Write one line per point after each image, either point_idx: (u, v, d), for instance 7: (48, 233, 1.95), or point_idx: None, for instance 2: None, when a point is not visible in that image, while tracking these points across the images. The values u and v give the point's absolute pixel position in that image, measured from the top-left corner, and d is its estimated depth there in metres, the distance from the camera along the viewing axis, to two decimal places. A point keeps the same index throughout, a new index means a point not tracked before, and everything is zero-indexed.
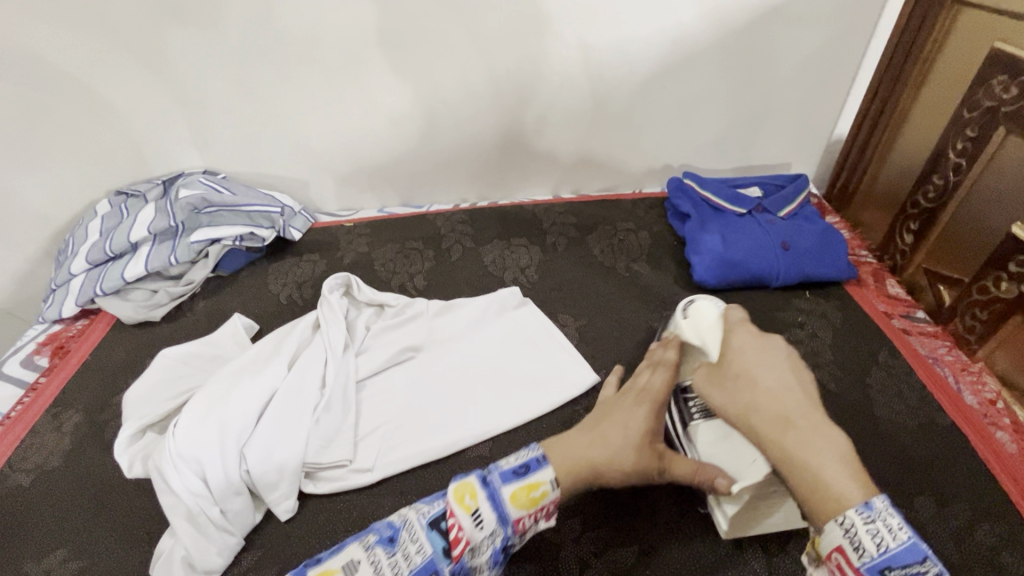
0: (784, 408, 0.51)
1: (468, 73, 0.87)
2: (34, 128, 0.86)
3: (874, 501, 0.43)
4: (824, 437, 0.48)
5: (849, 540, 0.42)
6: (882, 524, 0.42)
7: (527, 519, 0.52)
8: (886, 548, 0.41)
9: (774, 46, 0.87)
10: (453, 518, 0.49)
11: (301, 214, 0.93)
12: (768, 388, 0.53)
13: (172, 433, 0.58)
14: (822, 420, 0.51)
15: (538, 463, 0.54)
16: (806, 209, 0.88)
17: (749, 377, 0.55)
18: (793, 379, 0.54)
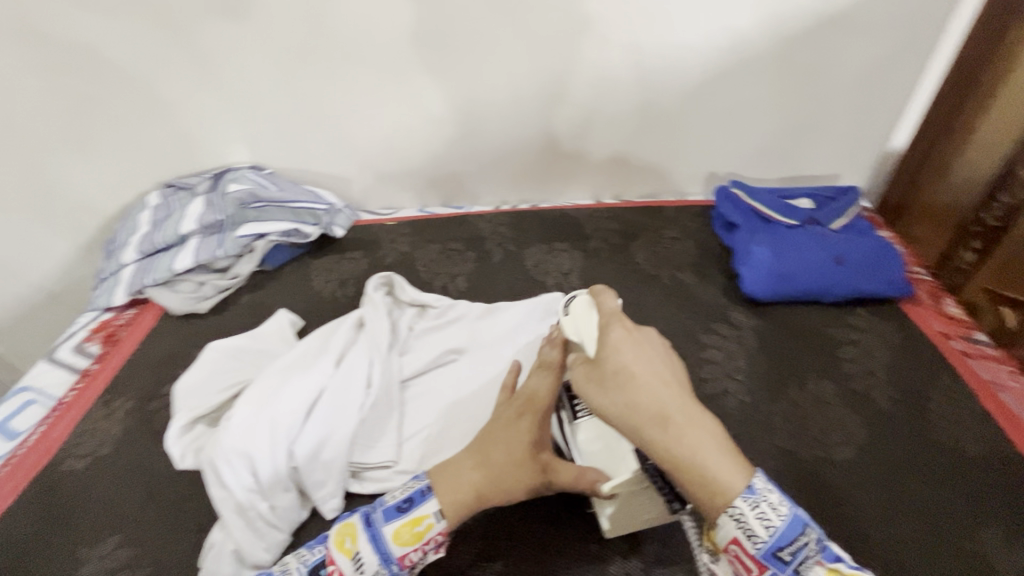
0: (665, 402, 0.42)
1: (516, 75, 0.87)
2: (91, 119, 0.89)
3: (754, 481, 0.41)
4: (701, 424, 0.42)
5: (742, 530, 0.40)
6: (765, 502, 0.41)
7: (413, 554, 0.49)
8: (774, 528, 0.40)
9: (831, 54, 0.85)
10: (332, 565, 0.48)
11: (345, 212, 0.94)
12: (649, 384, 0.43)
13: (224, 429, 0.58)
14: (693, 404, 0.44)
15: (422, 495, 0.51)
16: (858, 223, 0.86)
17: (626, 372, 0.44)
18: (662, 357, 0.45)
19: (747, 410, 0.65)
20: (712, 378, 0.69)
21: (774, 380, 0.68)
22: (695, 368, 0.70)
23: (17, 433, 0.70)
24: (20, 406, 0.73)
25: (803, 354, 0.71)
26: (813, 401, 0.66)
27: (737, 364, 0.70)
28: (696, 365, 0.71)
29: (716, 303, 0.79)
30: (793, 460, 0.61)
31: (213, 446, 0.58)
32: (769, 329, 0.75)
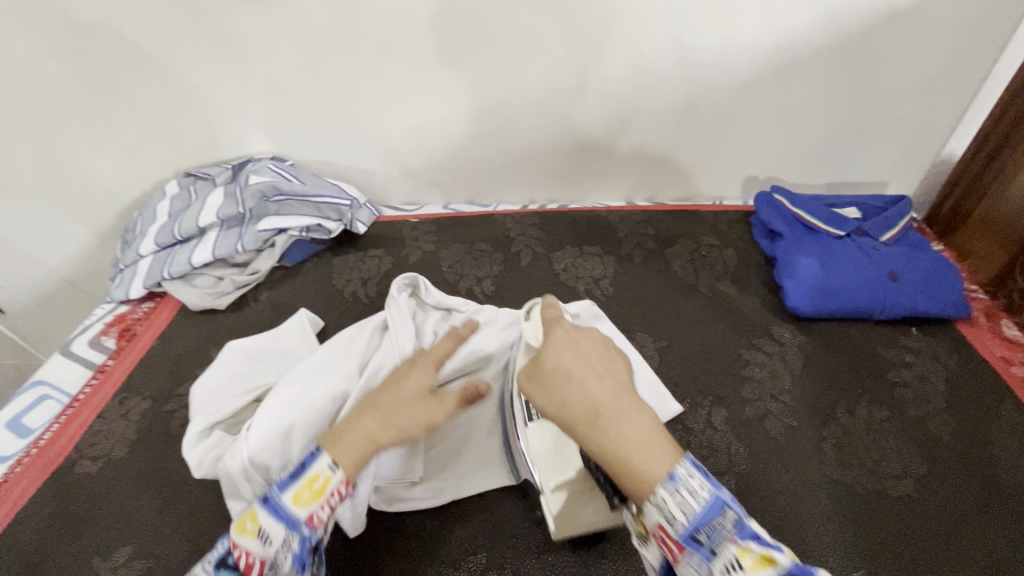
0: (597, 397, 0.40)
1: (553, 70, 0.82)
2: (109, 104, 0.86)
3: (677, 468, 0.38)
4: (634, 415, 0.40)
5: (660, 515, 0.37)
6: (687, 485, 0.37)
7: (322, 511, 0.45)
8: (693, 511, 0.36)
9: (890, 54, 0.80)
10: (236, 550, 0.42)
11: (367, 207, 0.90)
12: (580, 378, 0.41)
13: (244, 438, 0.55)
14: (631, 396, 0.41)
15: (313, 455, 0.47)
16: (911, 235, 0.81)
17: (559, 372, 0.42)
18: (600, 354, 0.43)
19: (794, 434, 0.62)
20: (757, 399, 0.65)
21: (823, 403, 0.64)
22: (738, 387, 0.66)
23: (30, 430, 0.68)
24: (34, 401, 0.71)
25: (852, 375, 0.67)
26: (866, 428, 0.62)
27: (783, 384, 0.66)
28: (738, 383, 0.67)
29: (758, 316, 0.75)
30: (846, 492, 0.57)
31: (233, 455, 0.55)
32: (816, 347, 0.71)
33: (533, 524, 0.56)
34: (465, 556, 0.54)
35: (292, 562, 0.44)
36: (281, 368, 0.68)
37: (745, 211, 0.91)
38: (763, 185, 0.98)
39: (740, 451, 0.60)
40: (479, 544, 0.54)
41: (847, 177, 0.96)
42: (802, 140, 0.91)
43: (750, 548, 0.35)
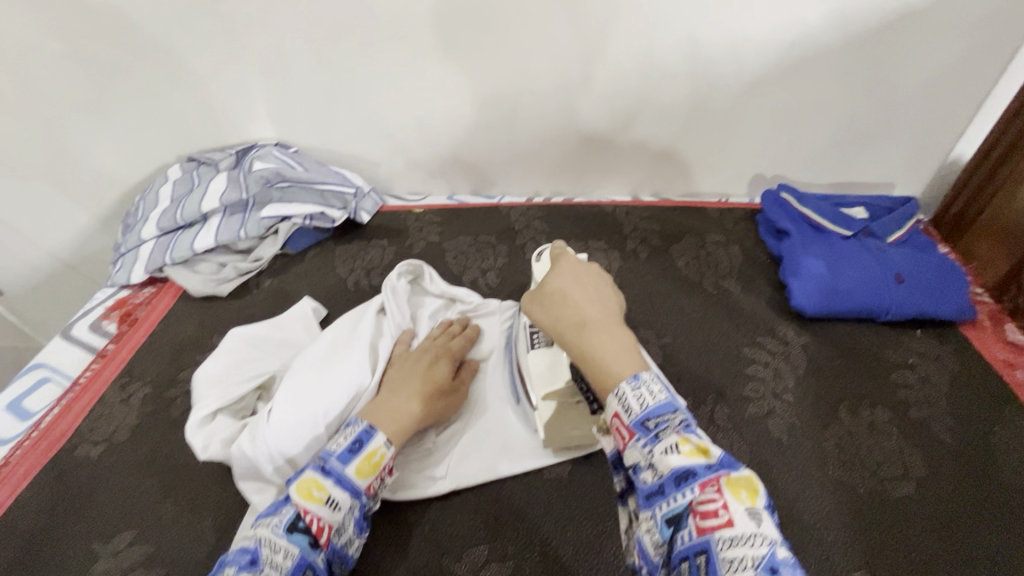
0: (585, 313, 0.48)
1: (561, 62, 0.81)
2: (112, 87, 0.85)
3: (640, 372, 0.43)
4: (614, 332, 0.47)
5: (620, 403, 0.42)
6: (647, 386, 0.42)
7: (376, 483, 0.52)
8: (648, 405, 0.41)
9: (903, 54, 0.79)
10: (309, 514, 0.48)
11: (370, 196, 0.90)
12: (576, 299, 0.49)
13: (265, 423, 0.56)
14: (616, 321, 0.48)
15: (369, 434, 0.53)
16: (917, 237, 0.80)
17: (557, 292, 0.50)
18: (597, 285, 0.51)
19: (796, 433, 0.62)
20: (759, 397, 0.65)
21: (826, 403, 0.65)
22: (741, 385, 0.66)
23: (31, 413, 0.67)
24: (34, 384, 0.70)
25: (856, 376, 0.67)
26: (867, 428, 0.62)
27: (786, 383, 0.66)
28: (741, 381, 0.67)
29: (762, 315, 0.75)
30: (847, 492, 0.57)
31: (250, 440, 0.55)
32: (820, 347, 0.70)
33: (536, 516, 0.55)
34: (467, 548, 0.53)
35: (353, 527, 0.50)
36: (283, 354, 0.68)
37: (751, 209, 0.90)
38: (769, 183, 0.97)
39: (742, 449, 0.60)
40: (481, 536, 0.54)
41: (854, 177, 0.95)
42: (811, 139, 0.90)
43: (690, 440, 0.39)
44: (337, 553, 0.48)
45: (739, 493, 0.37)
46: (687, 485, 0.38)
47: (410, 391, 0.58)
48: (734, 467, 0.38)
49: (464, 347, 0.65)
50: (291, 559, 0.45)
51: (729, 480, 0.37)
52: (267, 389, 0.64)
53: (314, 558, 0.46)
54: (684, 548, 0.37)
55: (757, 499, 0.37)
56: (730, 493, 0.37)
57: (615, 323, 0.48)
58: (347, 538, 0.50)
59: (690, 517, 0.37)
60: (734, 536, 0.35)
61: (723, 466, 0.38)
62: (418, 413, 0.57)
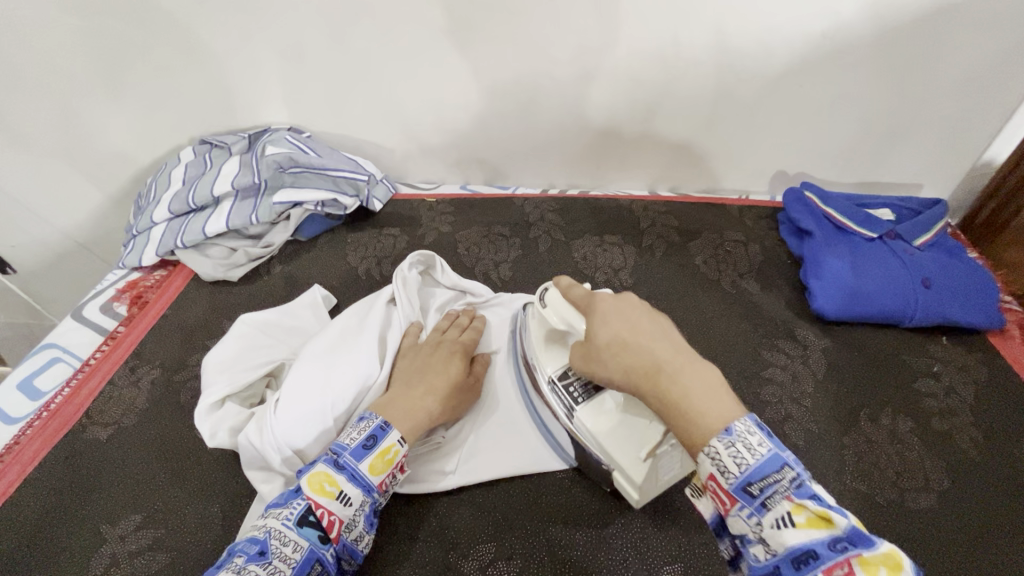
0: (657, 356, 0.44)
1: (583, 50, 0.79)
2: (126, 64, 0.84)
3: (734, 424, 0.39)
4: (696, 373, 0.42)
5: (713, 467, 0.39)
6: (744, 439, 0.39)
7: (389, 479, 0.52)
8: (750, 466, 0.38)
9: (939, 49, 0.76)
10: (320, 508, 0.47)
11: (383, 183, 0.89)
12: (634, 337, 0.45)
13: (272, 413, 0.55)
14: (691, 355, 0.44)
15: (383, 430, 0.52)
16: (946, 240, 0.77)
17: (613, 338, 0.46)
18: (648, 321, 0.47)
19: (815, 440, 0.60)
20: (777, 401, 0.63)
21: (845, 410, 0.63)
22: (758, 388, 0.65)
23: (42, 393, 0.67)
24: (45, 364, 0.70)
25: (878, 384, 0.65)
26: (888, 438, 0.60)
27: (805, 388, 0.65)
28: (758, 385, 0.65)
29: (782, 316, 0.73)
30: (866, 503, 0.56)
31: (257, 429, 0.54)
32: (841, 352, 0.69)
33: (544, 515, 0.54)
34: (474, 545, 0.52)
35: (363, 523, 0.49)
36: (293, 341, 0.68)
37: (772, 206, 0.88)
38: (792, 181, 0.95)
39: None
40: (488, 533, 0.53)
41: (880, 177, 0.93)
42: (837, 136, 0.87)
43: (805, 507, 0.37)
44: (346, 548, 0.48)
45: (876, 572, 0.34)
46: (810, 569, 0.36)
47: (424, 387, 0.57)
48: (859, 536, 0.35)
49: (474, 340, 0.65)
50: (300, 552, 0.45)
51: (860, 557, 0.35)
52: (276, 376, 0.63)
53: (322, 553, 0.46)
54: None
55: (897, 570, 0.34)
56: (865, 573, 0.34)
57: (692, 360, 0.44)
58: (357, 534, 0.49)
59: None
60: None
61: (847, 537, 0.36)
62: (434, 411, 0.56)
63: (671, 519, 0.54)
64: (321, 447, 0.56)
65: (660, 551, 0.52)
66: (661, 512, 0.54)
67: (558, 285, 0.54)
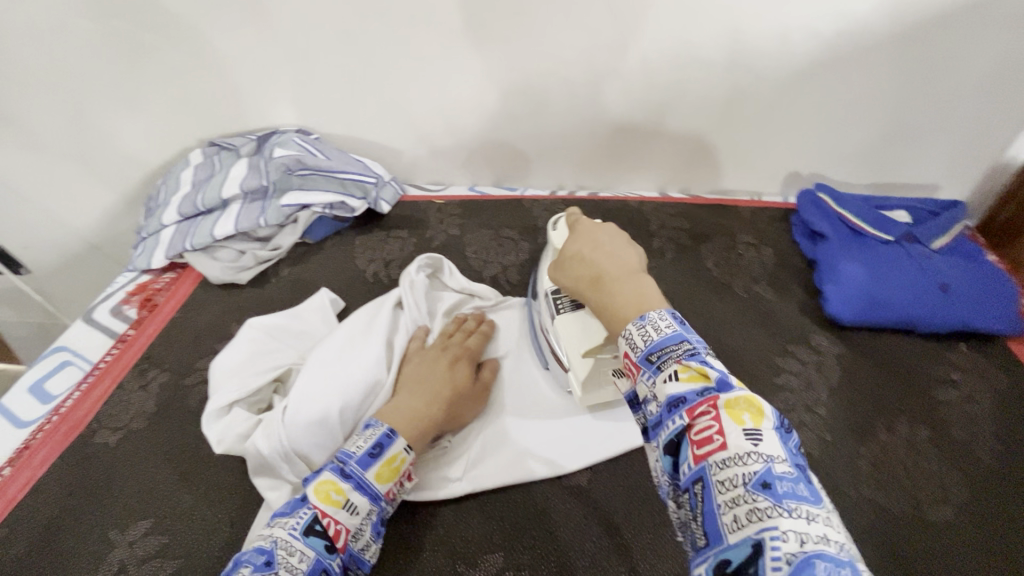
0: (603, 269, 0.49)
1: (594, 50, 0.78)
2: (136, 67, 0.84)
3: (648, 312, 0.42)
4: (631, 283, 0.46)
5: (627, 343, 0.41)
6: (654, 322, 0.41)
7: (396, 488, 0.51)
8: (653, 340, 0.40)
9: (960, 48, 0.74)
10: (326, 517, 0.47)
11: (391, 184, 0.88)
12: (594, 254, 0.51)
13: (280, 420, 0.54)
14: (637, 273, 0.48)
15: (389, 438, 0.53)
16: (965, 244, 0.75)
17: (576, 252, 0.52)
18: (614, 245, 0.52)
19: (829, 449, 0.59)
20: (790, 408, 0.62)
21: (860, 418, 0.62)
22: (770, 395, 0.64)
23: (53, 396, 0.68)
24: (56, 367, 0.71)
25: (894, 391, 0.64)
26: (905, 447, 0.59)
27: (819, 395, 0.63)
28: (771, 391, 0.64)
29: (795, 321, 0.71)
30: (883, 514, 0.54)
31: (265, 436, 0.54)
32: (856, 358, 0.67)
33: (553, 524, 0.54)
34: (481, 554, 0.52)
35: (370, 532, 0.49)
36: (301, 345, 0.68)
37: (785, 208, 0.86)
38: (805, 182, 0.93)
39: None
40: (496, 542, 0.52)
41: (896, 178, 0.91)
42: (853, 137, 0.86)
43: (690, 366, 0.37)
44: (353, 558, 0.48)
45: (739, 416, 0.34)
46: (679, 412, 0.36)
47: (428, 394, 0.57)
48: (731, 390, 0.35)
49: (481, 345, 0.64)
50: (307, 562, 0.44)
51: (727, 403, 0.35)
52: (284, 381, 0.63)
53: (329, 562, 0.45)
54: (685, 477, 0.35)
55: (761, 420, 0.34)
56: (728, 417, 0.34)
57: (635, 275, 0.48)
58: (364, 543, 0.49)
59: (688, 445, 0.35)
60: (727, 458, 0.33)
61: (720, 389, 0.36)
62: (440, 417, 0.56)
63: None
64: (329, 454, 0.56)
65: (670, 563, 0.51)
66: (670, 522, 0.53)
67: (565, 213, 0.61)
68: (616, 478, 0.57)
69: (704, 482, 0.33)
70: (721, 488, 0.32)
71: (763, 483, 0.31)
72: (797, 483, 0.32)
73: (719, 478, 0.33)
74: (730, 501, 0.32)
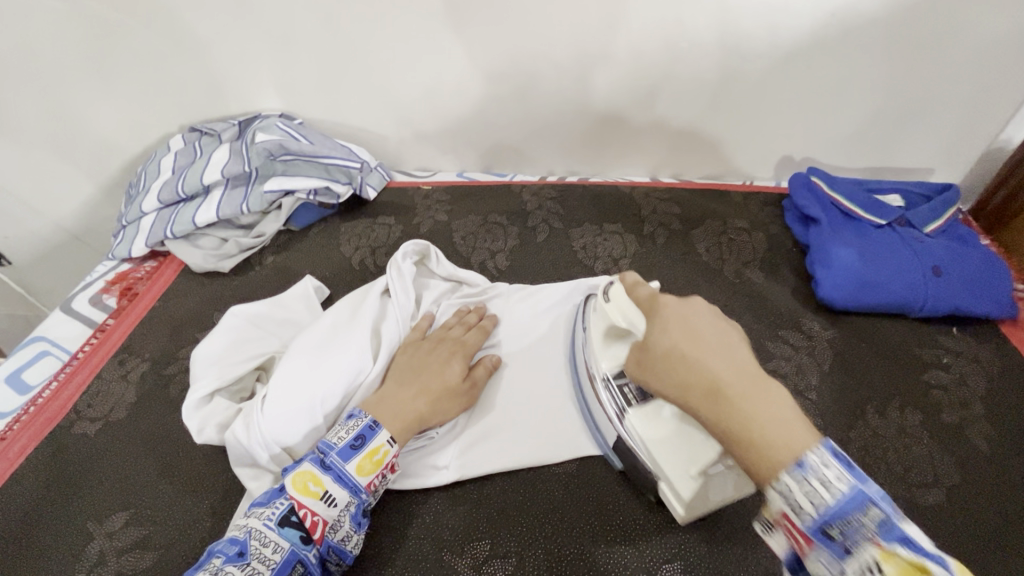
0: (716, 373, 0.40)
1: (582, 31, 0.76)
2: (112, 50, 0.82)
3: (807, 455, 0.35)
4: (762, 397, 0.38)
5: (785, 504, 0.35)
6: (819, 473, 0.34)
7: (377, 481, 0.50)
8: (827, 507, 0.34)
9: (953, 27, 0.73)
10: (302, 509, 0.47)
11: (378, 170, 0.86)
12: (696, 349, 0.41)
13: (259, 409, 0.53)
14: (758, 373, 0.40)
15: (371, 430, 0.51)
16: (957, 227, 0.75)
17: (671, 348, 0.42)
18: (712, 333, 0.42)
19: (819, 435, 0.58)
20: None
21: (851, 402, 0.61)
22: None
23: (29, 387, 0.66)
24: (33, 358, 0.69)
25: (885, 375, 0.64)
26: (896, 432, 0.59)
27: (810, 380, 0.63)
28: None
29: (787, 307, 0.70)
30: None
31: (244, 425, 0.53)
32: (847, 342, 0.67)
33: (541, 511, 0.53)
34: (468, 543, 0.51)
35: (350, 524, 0.48)
36: (285, 334, 0.66)
37: (778, 193, 0.85)
38: (798, 166, 0.92)
39: None
40: (482, 531, 0.52)
41: (889, 161, 0.90)
42: (847, 120, 0.84)
43: (897, 553, 0.32)
44: (332, 549, 0.47)
45: None
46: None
47: (416, 387, 0.56)
48: None
49: (478, 341, 0.62)
50: (280, 553, 0.45)
51: None
52: (266, 369, 0.62)
53: (305, 554, 0.46)
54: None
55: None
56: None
57: (759, 379, 0.39)
58: (343, 535, 0.48)
59: None
60: None
61: None
62: (425, 412, 0.55)
63: (672, 513, 0.52)
64: (311, 444, 0.55)
65: (659, 549, 0.50)
66: (659, 507, 0.53)
67: (623, 282, 0.51)
68: (607, 465, 0.56)
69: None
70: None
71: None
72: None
73: None
74: None
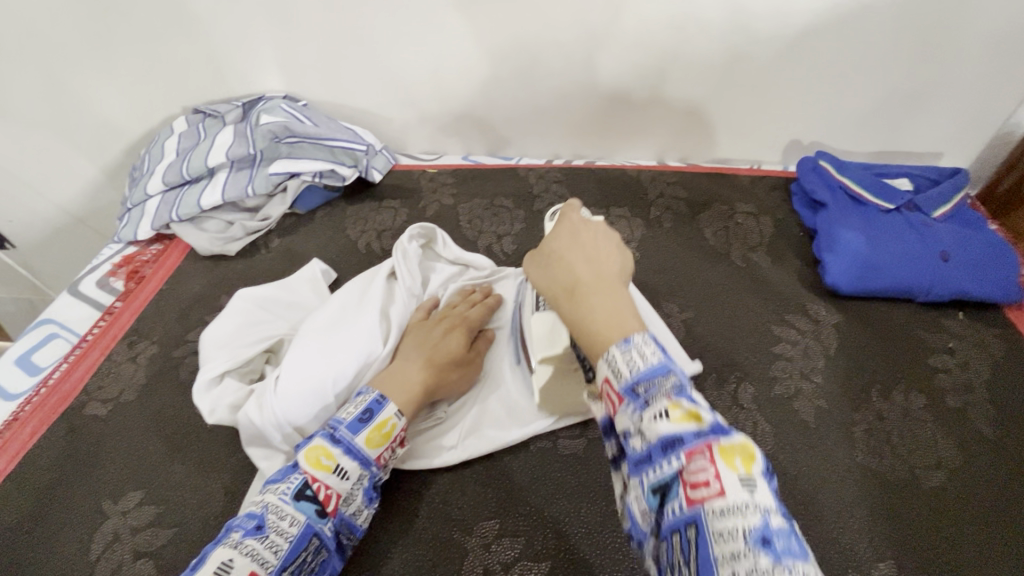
0: (577, 274, 0.42)
1: (588, 12, 0.75)
2: (112, 29, 0.81)
3: (633, 335, 0.37)
4: (607, 294, 0.40)
5: (608, 368, 0.36)
6: (639, 349, 0.36)
7: (387, 454, 0.51)
8: (638, 367, 0.35)
9: (967, 8, 0.71)
10: (316, 482, 0.48)
11: (383, 153, 0.85)
12: (572, 257, 0.43)
13: (271, 391, 0.54)
14: (618, 287, 0.41)
15: (379, 404, 0.52)
16: (966, 212, 0.74)
17: (553, 252, 0.45)
18: (597, 245, 0.44)
19: (824, 417, 0.59)
20: (787, 377, 0.62)
21: (856, 386, 0.62)
22: (766, 363, 0.63)
23: (40, 369, 0.67)
24: (43, 340, 0.70)
25: (889, 359, 0.64)
26: (900, 415, 0.59)
27: (815, 363, 0.63)
28: (766, 360, 0.64)
29: (792, 291, 0.71)
30: (875, 479, 0.55)
31: (257, 406, 0.54)
32: (853, 327, 0.67)
33: (548, 491, 0.53)
34: (476, 522, 0.52)
35: (362, 497, 0.50)
36: (292, 317, 0.66)
37: (784, 177, 0.85)
38: (806, 150, 0.92)
39: (766, 431, 0.58)
40: (491, 511, 0.52)
41: (898, 145, 0.89)
42: (855, 104, 0.84)
43: (681, 404, 0.33)
44: (345, 522, 0.48)
45: (734, 462, 0.31)
46: (674, 455, 0.32)
47: (420, 361, 0.57)
48: (727, 433, 0.32)
49: (483, 317, 0.63)
50: (297, 526, 0.45)
51: (723, 447, 0.31)
52: (276, 351, 0.62)
53: (320, 527, 0.46)
54: (673, 523, 0.31)
55: (754, 465, 0.31)
56: (722, 462, 0.31)
57: (616, 289, 0.41)
58: (356, 508, 0.49)
59: (679, 489, 0.31)
60: (726, 508, 0.29)
61: (716, 432, 0.32)
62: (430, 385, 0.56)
63: None
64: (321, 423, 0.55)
65: None
66: None
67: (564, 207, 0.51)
68: None
69: (696, 529, 0.30)
70: (718, 541, 0.29)
71: (764, 539, 0.28)
72: (791, 538, 0.28)
73: (716, 531, 0.29)
74: (727, 557, 0.28)
